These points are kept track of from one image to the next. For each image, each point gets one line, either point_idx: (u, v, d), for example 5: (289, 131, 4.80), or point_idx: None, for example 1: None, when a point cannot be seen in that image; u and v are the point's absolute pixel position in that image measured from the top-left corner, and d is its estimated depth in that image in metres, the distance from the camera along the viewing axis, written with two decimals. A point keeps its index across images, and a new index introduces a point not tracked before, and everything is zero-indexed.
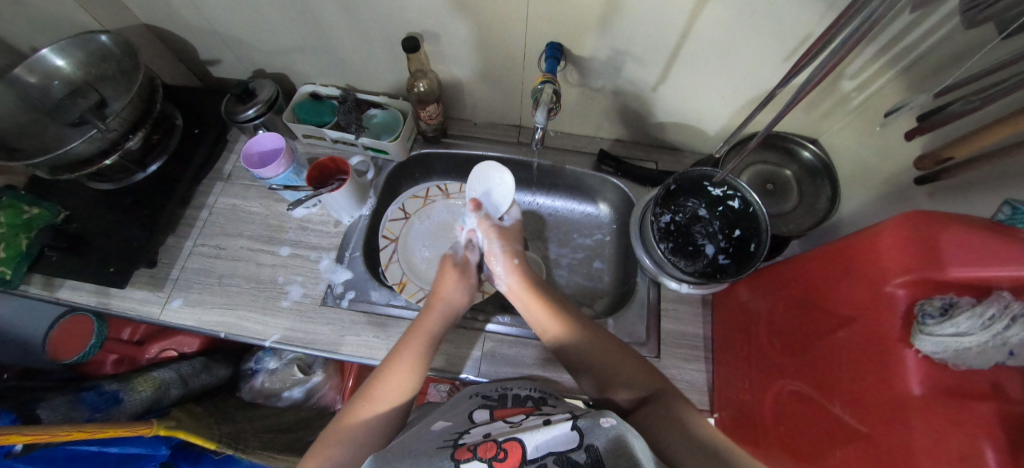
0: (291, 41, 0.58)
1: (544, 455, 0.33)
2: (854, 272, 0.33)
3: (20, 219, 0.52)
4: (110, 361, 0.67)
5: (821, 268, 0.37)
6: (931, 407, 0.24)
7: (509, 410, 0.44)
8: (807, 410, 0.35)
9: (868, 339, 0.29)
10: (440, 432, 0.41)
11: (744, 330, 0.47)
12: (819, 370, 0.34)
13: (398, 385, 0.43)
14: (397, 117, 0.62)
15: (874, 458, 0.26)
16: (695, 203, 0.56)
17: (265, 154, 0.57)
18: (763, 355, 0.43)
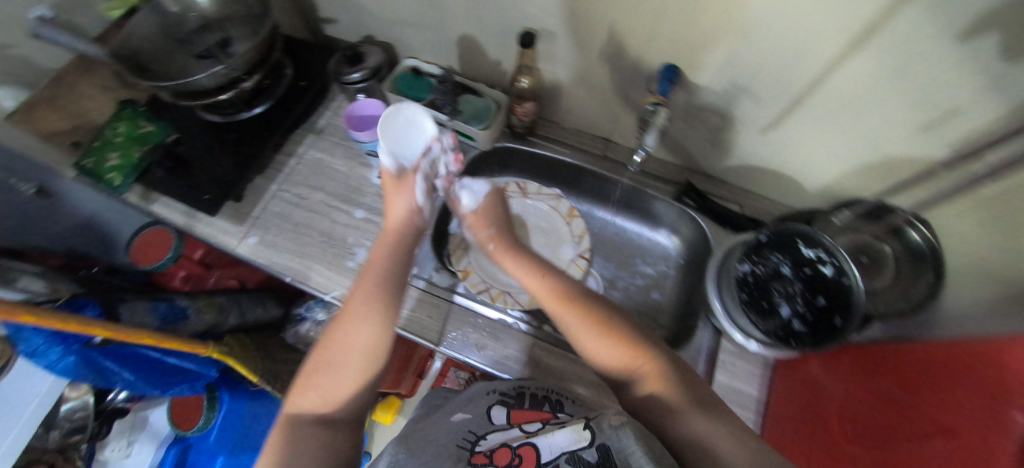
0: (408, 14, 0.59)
1: (556, 458, 0.35)
2: (977, 383, 0.28)
3: (137, 134, 0.58)
4: (178, 277, 0.70)
5: (939, 369, 0.33)
6: None
7: (526, 413, 0.45)
8: None
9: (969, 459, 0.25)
10: (464, 429, 0.44)
11: (815, 406, 0.44)
12: None
13: (353, 330, 0.40)
14: (491, 107, 0.63)
15: None
16: (780, 259, 0.51)
17: (364, 119, 0.59)
18: (834, 438, 0.39)
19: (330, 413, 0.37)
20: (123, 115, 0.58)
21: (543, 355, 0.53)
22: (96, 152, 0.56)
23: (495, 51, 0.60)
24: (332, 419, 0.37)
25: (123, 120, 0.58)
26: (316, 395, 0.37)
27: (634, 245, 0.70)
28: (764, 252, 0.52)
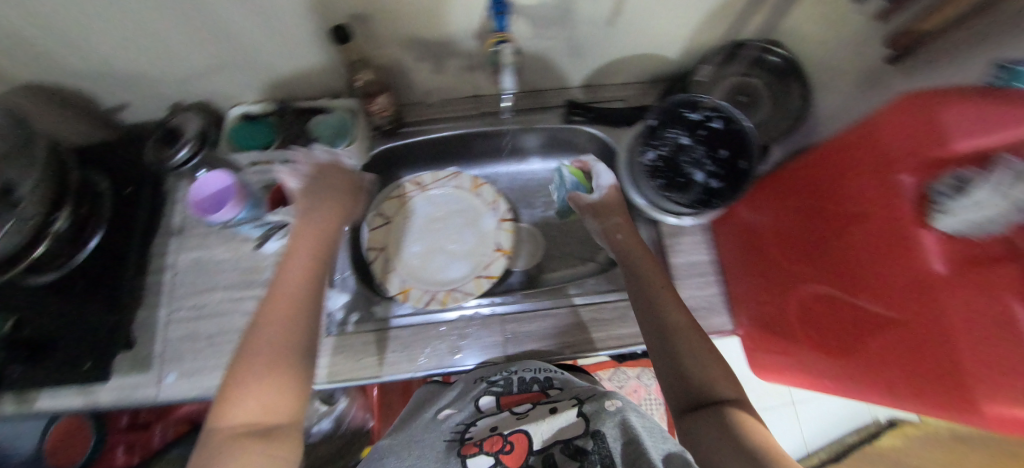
0: (198, 63, 0.52)
1: (549, 444, 0.42)
2: (857, 167, 0.34)
3: None
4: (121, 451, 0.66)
5: (818, 171, 0.39)
6: (955, 281, 0.26)
7: (514, 397, 0.49)
8: (833, 308, 0.37)
9: (886, 230, 0.31)
10: (450, 424, 0.49)
11: (746, 247, 0.49)
12: (839, 265, 0.36)
13: (270, 387, 0.35)
14: (347, 119, 0.57)
15: (914, 341, 0.29)
16: (676, 133, 0.52)
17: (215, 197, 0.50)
18: (773, 264, 0.45)
19: (264, 420, 0.34)
20: None
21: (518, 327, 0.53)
22: None
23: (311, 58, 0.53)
24: (264, 428, 0.34)
25: None
26: (251, 406, 0.34)
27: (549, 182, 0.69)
28: (661, 130, 0.53)
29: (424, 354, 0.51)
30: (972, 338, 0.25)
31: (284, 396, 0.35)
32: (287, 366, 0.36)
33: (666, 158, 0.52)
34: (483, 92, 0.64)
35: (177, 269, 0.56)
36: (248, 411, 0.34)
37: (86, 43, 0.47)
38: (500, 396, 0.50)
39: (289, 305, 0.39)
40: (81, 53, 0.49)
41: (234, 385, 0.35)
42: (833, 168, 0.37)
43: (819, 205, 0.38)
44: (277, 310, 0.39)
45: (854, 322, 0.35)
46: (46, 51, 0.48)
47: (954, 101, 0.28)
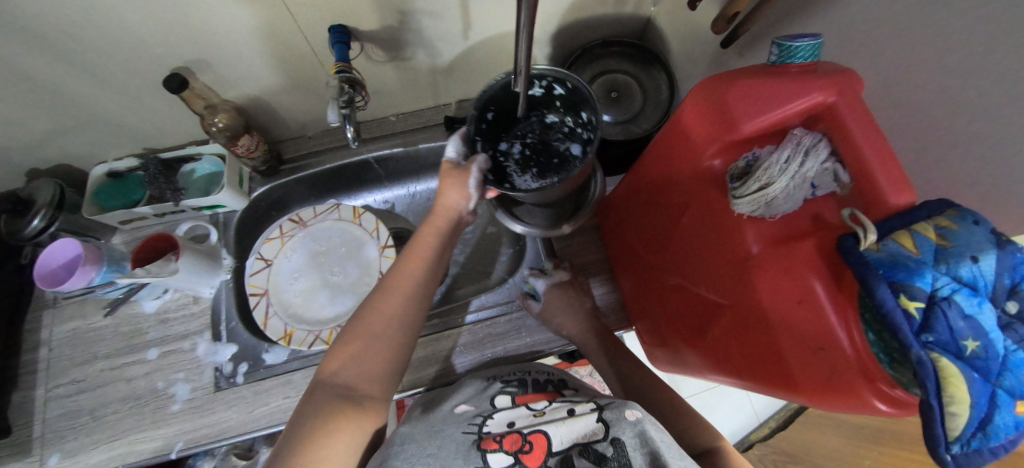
0: (228, 74, 0.60)
1: (568, 445, 0.41)
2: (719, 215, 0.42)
3: None
4: None
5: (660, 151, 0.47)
6: (811, 316, 0.35)
7: (530, 396, 0.52)
8: (688, 294, 0.48)
9: (743, 264, 0.40)
10: (467, 416, 0.49)
11: (619, 219, 0.60)
12: (696, 275, 0.47)
13: (376, 357, 0.44)
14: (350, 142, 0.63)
15: (752, 343, 0.41)
16: (535, 116, 0.59)
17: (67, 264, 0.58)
18: (639, 204, 0.54)
19: (360, 386, 0.42)
20: None
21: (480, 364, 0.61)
22: None
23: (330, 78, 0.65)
24: (360, 394, 0.42)
25: None
26: (354, 371, 0.43)
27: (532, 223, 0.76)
28: (575, 100, 0.56)
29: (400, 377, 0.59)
30: (803, 359, 0.36)
31: (378, 367, 0.44)
32: (376, 341, 0.44)
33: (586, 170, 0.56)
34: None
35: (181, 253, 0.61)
36: (352, 375, 0.43)
37: (139, 51, 0.53)
38: (515, 395, 0.53)
39: (408, 289, 0.48)
40: (130, 64, 0.55)
41: (341, 347, 0.44)
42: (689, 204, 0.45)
43: (673, 229, 0.49)
44: (397, 291, 0.48)
45: (736, 378, 0.44)
46: (97, 60, 0.53)
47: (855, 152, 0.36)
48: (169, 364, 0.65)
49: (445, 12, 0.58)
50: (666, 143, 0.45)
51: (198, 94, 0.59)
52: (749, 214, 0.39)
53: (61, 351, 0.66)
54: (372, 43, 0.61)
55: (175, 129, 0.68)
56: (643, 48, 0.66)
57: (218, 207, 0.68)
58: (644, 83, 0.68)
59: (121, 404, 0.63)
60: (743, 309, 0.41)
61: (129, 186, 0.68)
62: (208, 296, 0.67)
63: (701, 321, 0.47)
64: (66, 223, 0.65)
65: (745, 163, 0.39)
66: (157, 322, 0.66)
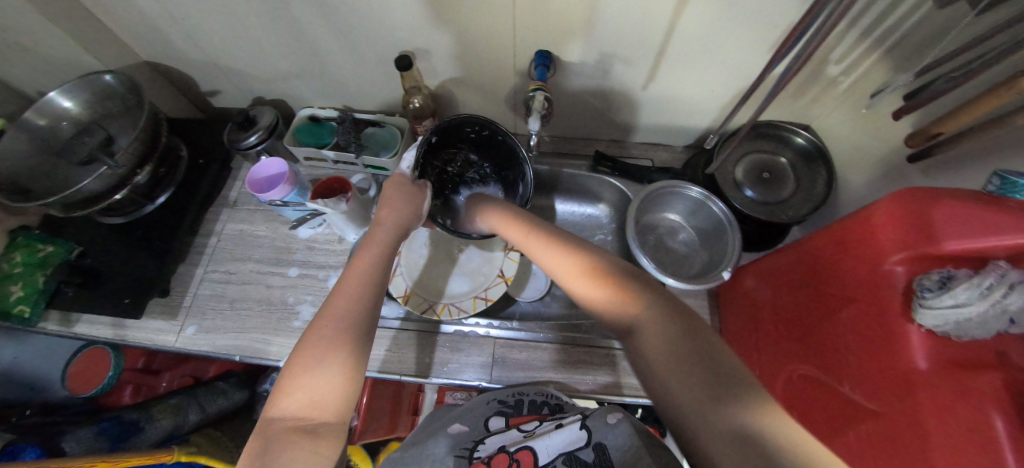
0: (439, 65, 0.71)
1: (554, 457, 0.49)
2: (882, 321, 0.43)
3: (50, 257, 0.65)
4: (127, 392, 0.80)
5: (836, 245, 0.50)
6: (974, 449, 0.34)
7: (523, 418, 0.60)
8: (821, 389, 0.49)
9: (897, 375, 0.41)
10: (462, 440, 0.59)
11: (754, 301, 0.64)
12: (833, 368, 0.48)
13: (323, 380, 0.40)
14: (395, 134, 0.79)
15: (890, 457, 0.40)
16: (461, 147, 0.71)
17: (267, 178, 0.71)
18: (793, 291, 0.56)
19: (313, 416, 0.39)
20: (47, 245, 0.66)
21: (509, 360, 0.68)
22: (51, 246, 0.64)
23: (514, 90, 0.75)
24: (313, 420, 0.39)
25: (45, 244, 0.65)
26: (303, 400, 0.39)
27: (575, 223, 0.85)
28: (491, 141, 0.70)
29: (472, 367, 0.68)
30: None
31: (333, 395, 0.40)
32: (332, 359, 0.41)
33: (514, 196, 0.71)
34: (611, 178, 0.79)
35: (349, 197, 0.71)
36: (299, 408, 0.39)
37: (391, 34, 0.65)
38: (509, 418, 0.61)
39: (352, 302, 0.45)
40: (377, 41, 0.67)
41: (288, 375, 0.40)
42: (853, 301, 0.47)
43: (821, 318, 0.51)
44: (355, 283, 0.47)
45: None
46: (357, 30, 0.65)
47: None
48: (304, 285, 0.74)
49: (637, 62, 0.65)
50: (854, 242, 0.47)
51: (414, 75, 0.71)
52: (930, 329, 0.39)
53: (225, 242, 0.79)
54: (562, 72, 0.70)
55: (374, 96, 0.81)
56: (810, 140, 0.68)
57: (382, 170, 0.80)
58: (799, 174, 0.70)
59: (254, 304, 0.73)
60: (897, 420, 0.40)
61: (323, 132, 0.80)
62: (351, 240, 0.77)
63: (837, 420, 0.47)
64: (270, 146, 0.79)
65: (937, 281, 0.39)
66: (305, 247, 0.77)
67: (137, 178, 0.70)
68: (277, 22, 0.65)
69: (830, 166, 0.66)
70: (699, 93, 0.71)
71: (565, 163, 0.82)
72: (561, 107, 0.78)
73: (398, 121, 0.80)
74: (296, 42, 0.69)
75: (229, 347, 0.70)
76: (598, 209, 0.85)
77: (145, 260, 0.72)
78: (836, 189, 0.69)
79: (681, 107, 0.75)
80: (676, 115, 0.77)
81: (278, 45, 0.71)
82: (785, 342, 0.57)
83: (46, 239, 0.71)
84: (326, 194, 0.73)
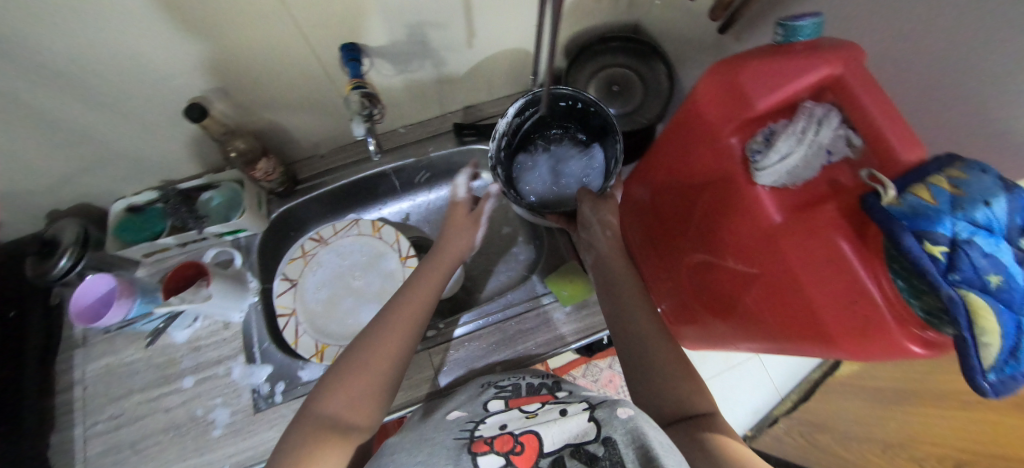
0: (244, 99, 0.61)
1: (560, 446, 0.43)
2: (735, 192, 0.44)
3: None
4: None
5: (678, 137, 0.51)
6: (836, 276, 0.37)
7: (523, 398, 0.54)
8: (711, 271, 0.52)
9: (761, 236, 0.43)
10: (460, 422, 0.51)
11: (640, 211, 0.66)
12: (714, 248, 0.50)
13: (367, 383, 0.44)
14: (236, 190, 0.69)
15: (778, 308, 0.43)
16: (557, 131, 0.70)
17: (96, 301, 0.59)
18: (664, 190, 0.58)
19: (348, 417, 0.43)
20: None
21: (448, 359, 0.66)
22: None
23: (342, 96, 0.67)
24: (349, 424, 0.43)
25: None
26: (348, 399, 0.43)
27: None
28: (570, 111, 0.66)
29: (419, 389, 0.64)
30: (831, 318, 0.38)
31: (371, 401, 0.44)
32: (378, 374, 0.45)
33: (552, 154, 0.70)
34: (481, 144, 0.75)
35: (209, 279, 0.61)
36: (343, 406, 0.43)
37: (162, 85, 0.54)
38: (509, 399, 0.54)
39: (409, 317, 0.50)
40: (152, 100, 0.56)
41: (337, 375, 0.45)
42: (708, 181, 0.48)
43: (691, 207, 0.52)
44: (415, 304, 0.51)
45: (771, 342, 0.46)
46: (118, 95, 0.54)
47: (872, 113, 0.37)
48: (207, 389, 0.65)
49: (450, 23, 0.61)
50: (691, 126, 0.48)
51: (216, 121, 0.60)
52: (772, 184, 0.41)
53: (95, 387, 0.67)
54: (382, 59, 0.63)
55: (192, 158, 0.70)
56: (641, 41, 0.69)
57: (239, 233, 0.69)
58: (643, 76, 0.71)
59: (161, 434, 0.64)
60: (774, 276, 0.43)
61: (151, 220, 0.68)
62: (238, 320, 0.68)
63: (732, 293, 0.49)
64: (93, 260, 0.66)
65: (763, 138, 0.41)
66: (191, 349, 0.67)
67: None
68: (8, 119, 0.52)
69: (663, 59, 0.68)
70: (528, 31, 0.68)
71: (433, 147, 0.78)
72: (403, 95, 0.72)
73: (229, 174, 0.69)
74: (53, 134, 0.56)
75: None
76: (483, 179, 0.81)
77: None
78: (681, 78, 0.71)
79: (518, 52, 0.71)
80: (519, 61, 0.74)
81: (30, 146, 0.57)
82: (672, 239, 0.59)
83: None
84: (182, 286, 0.63)
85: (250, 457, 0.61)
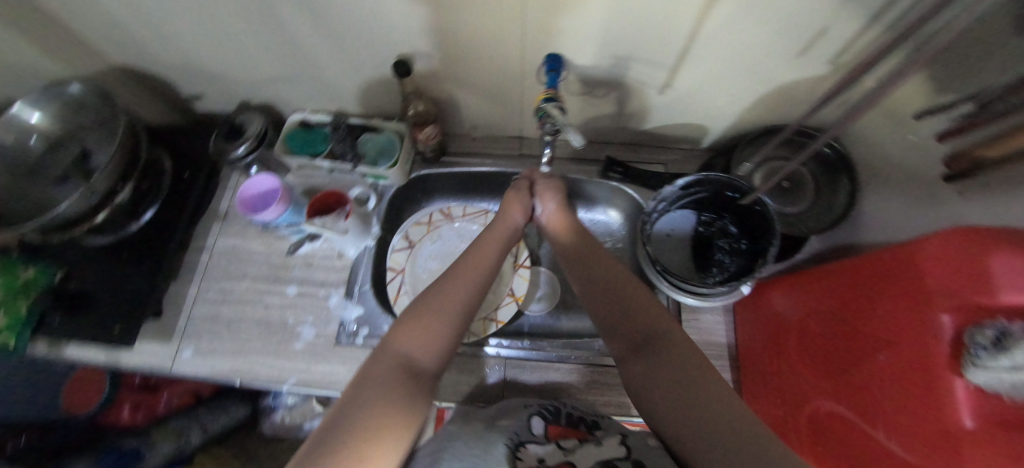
0: (439, 69, 0.65)
1: None
2: (921, 371, 0.39)
3: (19, 285, 0.67)
4: (125, 410, 0.81)
5: (873, 280, 0.47)
6: None
7: (562, 429, 0.50)
8: (850, 428, 0.47)
9: (933, 434, 0.37)
10: (506, 427, 0.49)
11: (779, 321, 0.62)
12: (866, 409, 0.46)
13: (427, 332, 0.46)
14: (393, 140, 0.73)
15: None
16: (725, 219, 0.67)
17: (262, 194, 0.66)
18: (824, 319, 0.54)
19: (418, 363, 0.44)
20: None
21: (519, 374, 0.67)
22: None
23: (520, 95, 0.69)
24: (417, 369, 0.43)
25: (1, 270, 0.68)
26: (413, 344, 0.45)
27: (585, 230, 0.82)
28: (733, 202, 0.64)
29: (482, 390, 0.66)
30: None
31: (433, 344, 0.46)
32: (436, 323, 0.48)
33: (708, 238, 0.67)
34: (624, 186, 0.75)
35: (349, 211, 0.67)
36: (411, 349, 0.44)
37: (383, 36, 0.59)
38: (548, 424, 0.51)
39: (466, 279, 0.53)
40: (367, 44, 0.61)
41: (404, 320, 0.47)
42: (889, 340, 0.43)
43: (855, 352, 0.48)
44: (477, 262, 0.56)
45: None
46: (345, 33, 0.59)
47: None
48: (303, 304, 0.71)
49: (656, 65, 0.60)
50: (894, 277, 0.44)
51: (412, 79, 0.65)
52: (980, 386, 0.34)
53: (219, 259, 0.75)
54: (574, 76, 0.65)
55: (370, 100, 0.75)
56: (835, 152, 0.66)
57: (381, 179, 0.74)
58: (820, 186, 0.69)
59: (253, 325, 0.70)
60: None
61: (316, 139, 0.75)
62: (352, 256, 0.73)
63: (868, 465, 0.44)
64: (260, 155, 0.74)
65: (993, 333, 0.33)
66: (303, 263, 0.73)
67: (118, 196, 0.66)
68: (257, 23, 0.59)
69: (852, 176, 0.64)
70: (719, 97, 0.66)
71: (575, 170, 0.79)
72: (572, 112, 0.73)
73: (393, 123, 0.74)
74: (280, 46, 0.63)
75: (228, 371, 0.68)
76: (609, 215, 0.80)
77: (132, 281, 0.69)
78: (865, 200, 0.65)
79: (700, 112, 0.70)
80: (695, 119, 0.73)
81: (259, 48, 0.64)
82: (807, 369, 0.56)
83: (27, 264, 0.69)
84: (323, 209, 0.69)
85: (314, 382, 0.66)
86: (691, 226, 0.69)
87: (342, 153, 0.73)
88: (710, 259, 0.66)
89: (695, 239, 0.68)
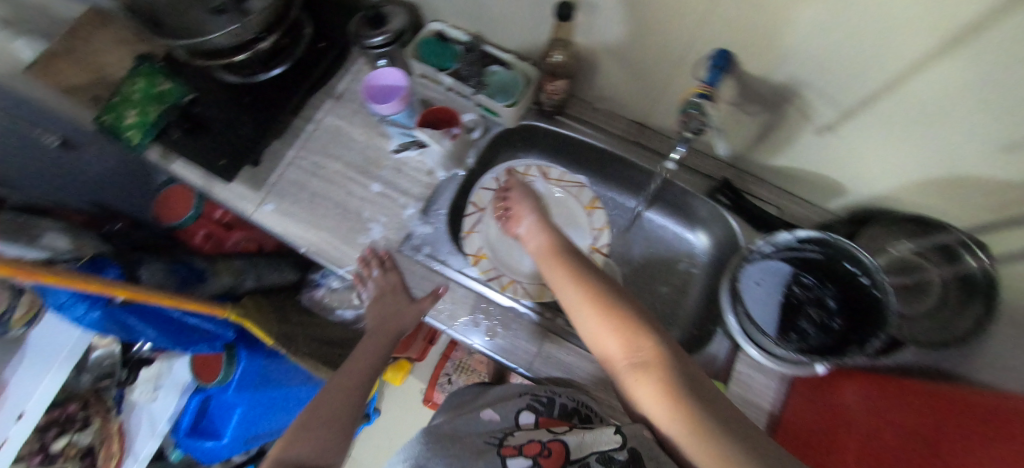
0: (598, 25, 0.61)
1: (587, 454, 0.45)
2: None
3: (154, 92, 0.73)
4: (201, 234, 0.90)
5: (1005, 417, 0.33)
6: None
7: (553, 421, 0.54)
8: None
9: None
10: (492, 428, 0.55)
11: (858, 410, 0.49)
12: None
13: (321, 425, 0.54)
14: (518, 81, 0.72)
15: None
16: (827, 290, 0.60)
17: (384, 87, 0.66)
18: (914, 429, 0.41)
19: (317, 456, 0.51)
20: (143, 69, 0.75)
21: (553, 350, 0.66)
22: (116, 109, 0.73)
23: (668, 80, 0.65)
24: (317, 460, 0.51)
25: (144, 73, 0.75)
26: (308, 442, 0.52)
27: (665, 240, 0.83)
28: (847, 278, 0.59)
29: (512, 348, 0.66)
30: None
31: (326, 430, 0.54)
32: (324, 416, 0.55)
33: (800, 302, 0.61)
34: (729, 213, 0.71)
35: (457, 134, 0.67)
36: (303, 450, 0.51)
37: None
38: (540, 418, 0.55)
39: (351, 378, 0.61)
40: None
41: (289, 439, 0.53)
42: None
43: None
44: (353, 368, 0.63)
45: None
46: None
47: None
48: (381, 203, 0.73)
49: (835, 100, 0.53)
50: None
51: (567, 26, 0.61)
52: None
53: (323, 134, 0.78)
54: (737, 81, 0.59)
55: (513, 33, 0.73)
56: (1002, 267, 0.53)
57: (493, 114, 0.73)
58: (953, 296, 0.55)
59: (331, 205, 0.74)
60: None
61: (447, 53, 0.74)
62: (439, 178, 0.74)
63: None
64: (392, 51, 0.74)
65: None
66: (394, 167, 0.75)
67: (260, 43, 0.68)
68: None
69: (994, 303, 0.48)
70: (881, 157, 0.58)
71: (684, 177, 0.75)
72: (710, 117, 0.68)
73: (527, 66, 0.73)
74: None
75: (298, 236, 0.72)
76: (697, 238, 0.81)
77: (244, 125, 0.73)
78: None
79: (851, 165, 0.63)
80: (841, 171, 0.65)
81: None
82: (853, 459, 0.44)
83: (168, 76, 0.75)
84: (434, 122, 0.69)
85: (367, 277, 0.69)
86: (785, 282, 0.62)
87: (468, 76, 0.72)
88: (790, 322, 0.60)
89: (784, 297, 0.62)
